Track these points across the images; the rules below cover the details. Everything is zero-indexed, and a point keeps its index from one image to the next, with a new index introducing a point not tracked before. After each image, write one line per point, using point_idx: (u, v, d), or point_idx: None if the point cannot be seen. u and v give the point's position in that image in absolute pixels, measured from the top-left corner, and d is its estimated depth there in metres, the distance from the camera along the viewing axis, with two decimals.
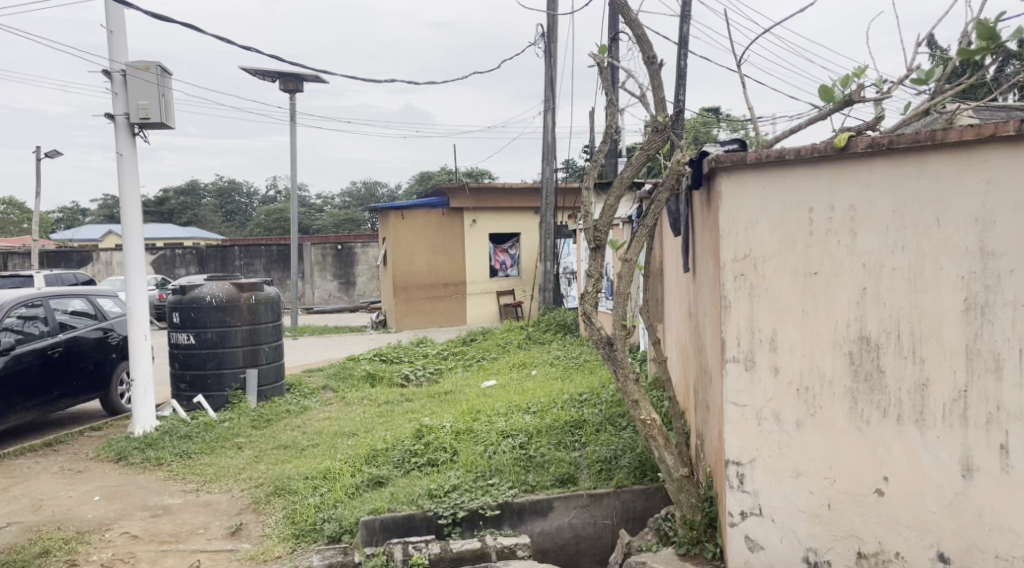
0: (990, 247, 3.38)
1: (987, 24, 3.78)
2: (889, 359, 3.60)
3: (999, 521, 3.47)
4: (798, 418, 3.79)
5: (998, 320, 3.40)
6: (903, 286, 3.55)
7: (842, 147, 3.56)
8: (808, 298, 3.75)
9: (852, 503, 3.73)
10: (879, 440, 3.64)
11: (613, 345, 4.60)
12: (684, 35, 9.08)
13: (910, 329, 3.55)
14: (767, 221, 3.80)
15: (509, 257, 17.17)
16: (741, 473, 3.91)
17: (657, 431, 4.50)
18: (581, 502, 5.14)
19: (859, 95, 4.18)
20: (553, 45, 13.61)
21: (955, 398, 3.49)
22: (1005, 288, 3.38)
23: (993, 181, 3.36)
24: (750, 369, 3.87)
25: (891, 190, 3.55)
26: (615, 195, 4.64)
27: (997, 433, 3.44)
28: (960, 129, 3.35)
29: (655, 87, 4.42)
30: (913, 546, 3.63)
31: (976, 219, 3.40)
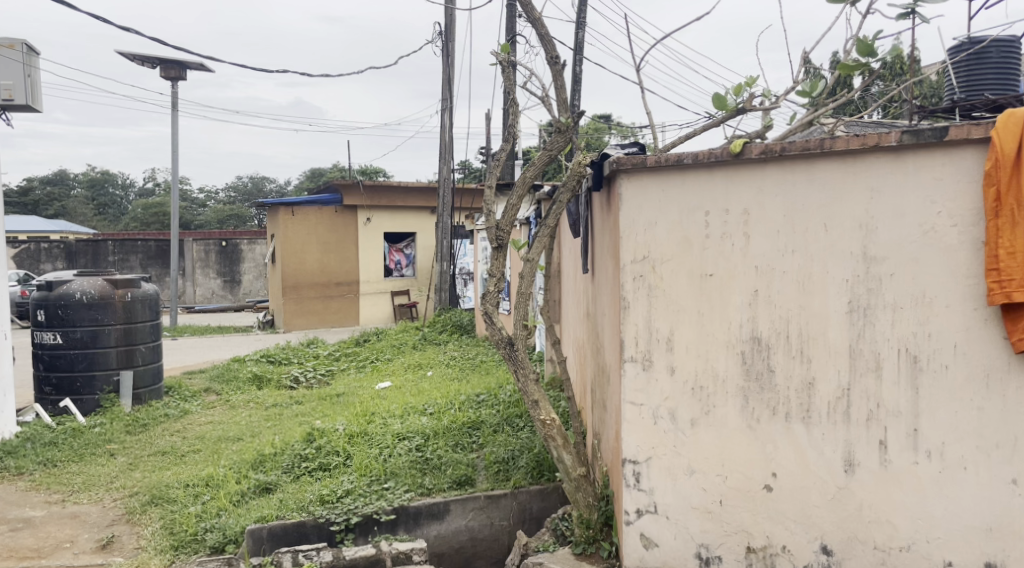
0: (873, 252, 3.55)
1: (866, 42, 4.02)
2: (778, 359, 3.74)
3: (877, 514, 3.62)
4: (692, 416, 3.89)
5: (879, 321, 3.56)
6: (792, 290, 3.70)
7: (738, 152, 3.69)
8: (703, 299, 3.85)
9: (743, 499, 3.85)
10: (768, 437, 3.78)
11: (514, 346, 4.57)
12: (580, 40, 9.21)
13: (798, 331, 3.70)
14: (665, 223, 3.89)
15: (404, 256, 16.87)
16: (637, 471, 3.98)
17: (556, 430, 4.51)
18: (477, 504, 5.09)
19: (751, 104, 4.37)
20: (450, 44, 13.51)
21: (839, 397, 3.65)
22: (885, 290, 3.54)
23: (875, 189, 3.53)
24: (647, 368, 3.95)
25: (783, 195, 3.70)
26: (516, 195, 4.61)
27: (877, 430, 3.59)
28: (847, 138, 3.50)
29: (557, 87, 4.43)
30: (799, 540, 3.76)
31: (860, 225, 3.56)
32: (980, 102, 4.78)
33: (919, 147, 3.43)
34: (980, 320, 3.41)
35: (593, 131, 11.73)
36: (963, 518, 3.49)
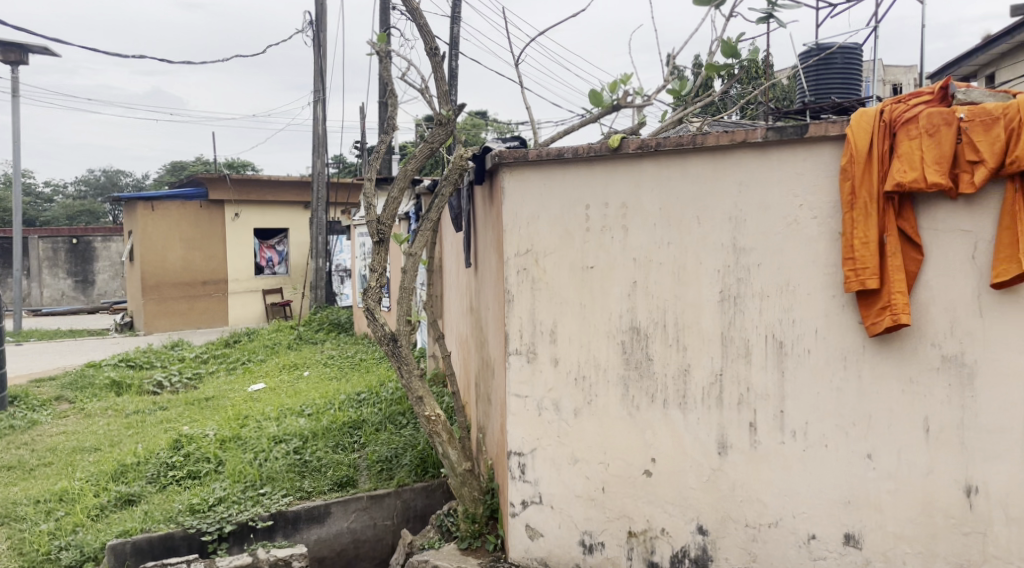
0: (741, 243, 3.72)
1: (730, 44, 4.28)
2: (656, 347, 3.89)
3: (748, 493, 3.74)
4: (575, 405, 4.03)
5: (748, 309, 3.73)
6: (668, 280, 3.85)
7: (615, 147, 3.82)
8: (585, 291, 4.00)
9: (623, 484, 3.97)
10: (647, 424, 3.91)
11: (398, 342, 4.48)
12: (455, 36, 9.19)
13: (674, 320, 3.85)
14: (547, 217, 4.04)
15: (276, 253, 16.22)
16: (522, 463, 4.10)
17: (441, 426, 4.47)
18: (360, 505, 4.96)
19: (625, 101, 4.57)
20: (321, 34, 13.11)
21: (712, 382, 3.80)
22: (753, 279, 3.71)
23: (743, 183, 3.70)
24: (531, 360, 4.08)
25: (658, 189, 3.85)
26: (398, 188, 4.52)
27: (747, 412, 3.73)
28: (717, 134, 3.66)
29: (436, 79, 4.38)
30: (677, 522, 3.88)
31: (730, 217, 3.73)
32: (828, 103, 5.20)
33: (783, 143, 3.59)
34: (839, 305, 3.55)
35: (468, 126, 11.72)
36: (823, 493, 3.60)
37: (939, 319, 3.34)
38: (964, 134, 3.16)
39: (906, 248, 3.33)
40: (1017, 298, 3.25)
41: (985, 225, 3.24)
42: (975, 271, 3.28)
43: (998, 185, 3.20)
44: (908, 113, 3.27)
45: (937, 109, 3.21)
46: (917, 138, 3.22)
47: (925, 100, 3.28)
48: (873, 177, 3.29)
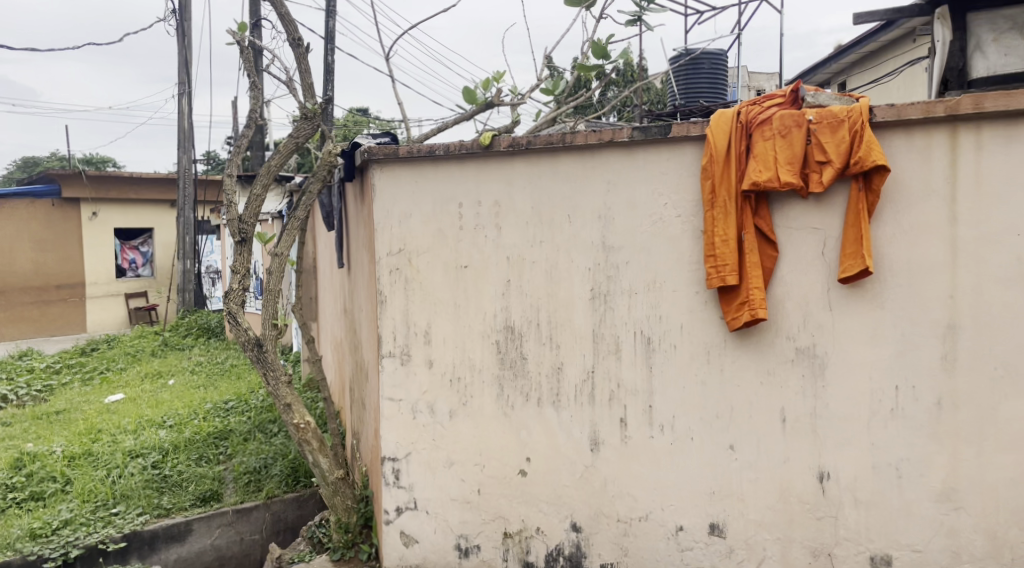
0: (610, 242, 3.76)
1: (600, 45, 4.35)
2: (530, 346, 3.88)
3: (620, 488, 3.78)
4: (450, 408, 3.97)
5: (618, 306, 3.77)
6: (541, 278, 3.86)
7: (487, 144, 3.79)
8: (459, 290, 3.95)
9: (499, 486, 3.93)
10: (521, 423, 3.90)
11: (263, 347, 4.25)
12: (330, 29, 8.90)
13: (547, 318, 3.86)
14: (419, 215, 3.97)
15: (140, 254, 15.29)
16: (396, 469, 4.01)
17: (311, 434, 4.27)
18: (225, 520, 4.68)
19: (499, 99, 4.57)
20: (185, 24, 12.38)
21: (584, 379, 3.82)
22: (622, 277, 3.75)
23: (611, 182, 3.74)
24: (405, 363, 4.00)
25: (529, 188, 3.85)
26: (261, 185, 4.29)
27: (618, 408, 3.78)
28: (585, 133, 3.69)
29: (301, 71, 4.18)
30: (551, 520, 3.88)
31: (599, 216, 3.77)
32: (695, 107, 5.58)
33: (647, 143, 3.66)
34: (702, 302, 3.64)
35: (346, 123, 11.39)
36: (690, 484, 3.67)
37: (793, 313, 3.48)
38: (813, 136, 3.31)
39: (763, 245, 3.48)
40: (862, 291, 3.38)
41: (832, 223, 3.40)
42: (824, 266, 3.44)
43: (844, 184, 3.35)
44: (762, 115, 3.39)
45: (789, 111, 3.34)
46: (771, 139, 3.36)
47: (777, 102, 3.42)
48: (732, 176, 3.42)
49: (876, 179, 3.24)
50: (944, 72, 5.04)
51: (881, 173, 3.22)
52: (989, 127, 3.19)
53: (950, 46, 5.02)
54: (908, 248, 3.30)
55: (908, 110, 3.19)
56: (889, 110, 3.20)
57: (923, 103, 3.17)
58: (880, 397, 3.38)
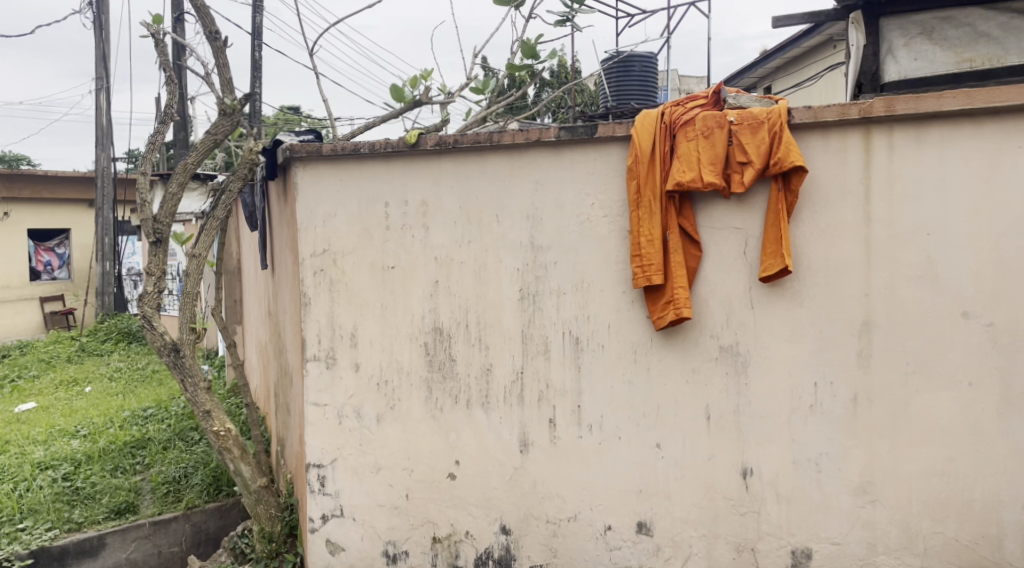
0: (539, 242, 3.74)
1: (529, 45, 4.34)
2: (459, 348, 3.83)
3: (549, 489, 3.76)
4: (377, 412, 3.88)
5: (546, 306, 3.75)
6: (469, 279, 3.82)
7: (413, 143, 3.73)
8: (386, 292, 3.87)
9: (428, 490, 3.87)
10: (450, 426, 3.84)
11: (180, 352, 4.07)
12: (257, 25, 8.66)
13: (475, 319, 3.82)
14: (344, 215, 3.87)
15: (56, 257, 14.55)
16: (322, 475, 3.90)
17: (232, 442, 4.11)
18: (141, 532, 4.46)
19: (427, 97, 4.50)
20: (104, 17, 11.87)
21: (513, 380, 3.79)
22: (550, 277, 3.74)
23: (539, 181, 3.73)
24: (330, 367, 3.90)
25: (457, 188, 3.80)
26: (178, 183, 4.11)
27: (547, 409, 3.76)
28: (512, 132, 3.66)
29: (219, 65, 4.03)
30: (480, 524, 3.84)
31: (527, 216, 3.75)
32: (626, 109, 5.59)
33: (574, 143, 3.65)
34: (629, 301, 3.66)
35: None
36: (618, 483, 3.68)
37: (717, 312, 3.53)
38: (734, 137, 3.36)
39: (687, 245, 3.52)
40: (782, 290, 3.45)
41: (753, 223, 3.46)
42: (746, 265, 3.49)
43: (764, 185, 3.41)
44: (686, 116, 3.44)
45: (711, 112, 3.39)
46: (694, 139, 3.40)
47: (700, 103, 3.47)
48: (656, 176, 3.45)
49: (795, 179, 3.31)
50: (857, 76, 5.20)
51: (799, 174, 3.29)
52: (900, 130, 3.28)
53: (862, 51, 5.18)
54: (826, 247, 3.38)
55: (824, 112, 3.27)
56: (806, 112, 3.28)
57: (838, 105, 3.25)
58: (800, 394, 3.46)
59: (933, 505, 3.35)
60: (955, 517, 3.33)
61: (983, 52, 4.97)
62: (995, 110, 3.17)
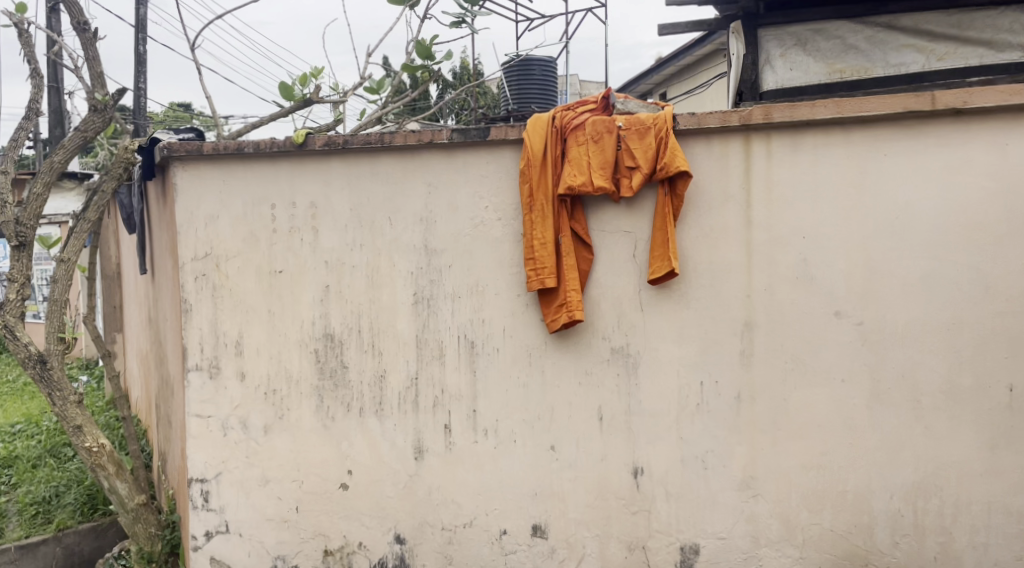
0: (432, 245, 3.68)
1: (424, 46, 4.26)
2: (351, 354, 3.73)
3: (443, 496, 3.72)
4: (264, 422, 3.73)
5: (440, 310, 3.70)
6: (361, 283, 3.72)
7: (300, 143, 3.60)
8: (273, 297, 3.73)
9: (319, 501, 3.75)
10: (343, 435, 3.73)
11: (47, 364, 3.77)
12: (141, 17, 8.21)
13: (368, 325, 3.72)
14: (228, 217, 3.71)
15: None
16: (205, 490, 3.73)
17: (106, 458, 3.85)
18: (6, 558, 4.12)
19: (318, 96, 4.36)
20: None
21: (408, 386, 3.72)
22: (444, 280, 3.69)
23: (432, 184, 3.67)
24: (214, 376, 3.73)
25: (347, 190, 3.70)
26: (43, 184, 3.83)
27: (442, 414, 3.71)
28: (404, 133, 3.59)
29: (89, 58, 3.77)
30: (374, 533, 3.74)
31: (421, 219, 3.69)
32: None
33: (467, 145, 3.62)
34: (523, 305, 3.65)
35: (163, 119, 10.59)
36: (512, 486, 3.68)
37: (608, 314, 3.58)
38: (623, 142, 3.42)
39: (579, 248, 3.55)
40: (670, 292, 3.53)
41: (642, 226, 3.53)
42: (636, 268, 3.55)
43: (652, 190, 3.49)
44: (576, 120, 3.49)
45: (601, 117, 3.45)
46: (584, 143, 3.45)
47: (590, 108, 3.53)
48: (548, 180, 3.47)
49: (680, 184, 3.39)
50: (738, 85, 5.12)
51: (684, 179, 3.38)
52: (778, 138, 3.42)
53: (743, 60, 5.10)
54: (711, 250, 3.49)
55: (708, 119, 3.37)
56: (690, 119, 3.38)
57: (721, 112, 3.35)
58: (688, 393, 3.55)
59: (811, 497, 3.47)
60: (830, 508, 3.46)
61: (853, 63, 4.96)
62: (864, 120, 3.32)
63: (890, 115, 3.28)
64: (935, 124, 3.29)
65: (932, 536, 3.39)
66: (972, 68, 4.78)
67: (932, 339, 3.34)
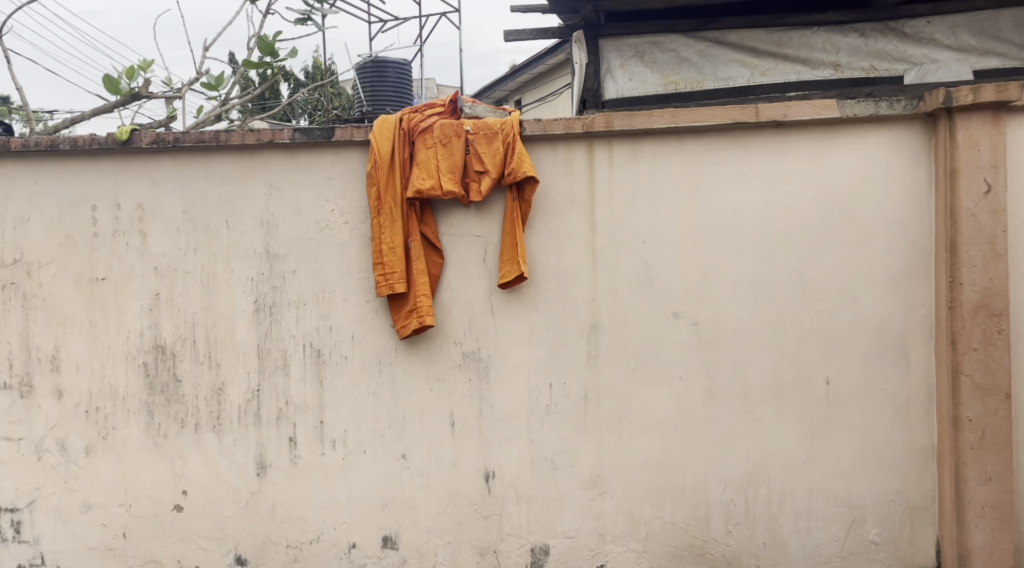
0: (274, 249, 3.52)
1: (266, 41, 4.06)
2: (185, 366, 3.51)
3: (288, 512, 3.56)
4: (86, 443, 3.50)
5: (284, 318, 3.53)
6: (196, 291, 3.51)
7: (124, 140, 3.41)
8: (96, 307, 3.49)
9: (149, 525, 3.52)
10: (176, 453, 3.52)
11: None
12: None
13: (204, 334, 3.52)
14: (42, 221, 3.47)
15: None
16: (18, 521, 3.51)
17: None
18: None
19: (148, 91, 4.06)
20: None
21: (248, 399, 3.53)
22: (288, 287, 3.53)
23: (273, 185, 3.51)
24: (27, 396, 3.49)
25: (179, 191, 3.50)
26: None
27: (286, 427, 3.55)
28: (241, 132, 3.43)
29: None
30: (212, 556, 3.53)
31: (261, 222, 3.51)
32: None
33: (311, 145, 3.49)
34: (372, 311, 3.54)
35: None
36: (362, 498, 3.57)
37: (459, 318, 3.56)
38: (471, 146, 3.42)
39: (429, 252, 3.52)
40: (519, 296, 3.56)
41: (492, 230, 3.53)
42: (486, 273, 3.55)
43: (501, 194, 3.51)
44: (424, 123, 3.44)
45: (448, 121, 3.43)
46: (432, 147, 3.41)
47: (437, 111, 3.50)
48: (396, 183, 3.41)
49: (528, 189, 3.45)
50: (582, 92, 5.24)
51: (531, 183, 3.43)
52: (618, 145, 3.55)
53: (585, 69, 5.20)
54: (558, 254, 3.56)
55: (552, 126, 3.46)
56: (535, 125, 3.45)
57: (564, 119, 3.45)
58: (538, 395, 3.59)
59: (653, 491, 3.61)
60: (670, 502, 3.60)
61: (687, 75, 5.05)
62: (696, 129, 3.51)
63: (719, 126, 3.49)
64: (759, 135, 3.51)
65: (761, 523, 3.59)
66: (791, 84, 4.94)
67: (760, 336, 3.55)
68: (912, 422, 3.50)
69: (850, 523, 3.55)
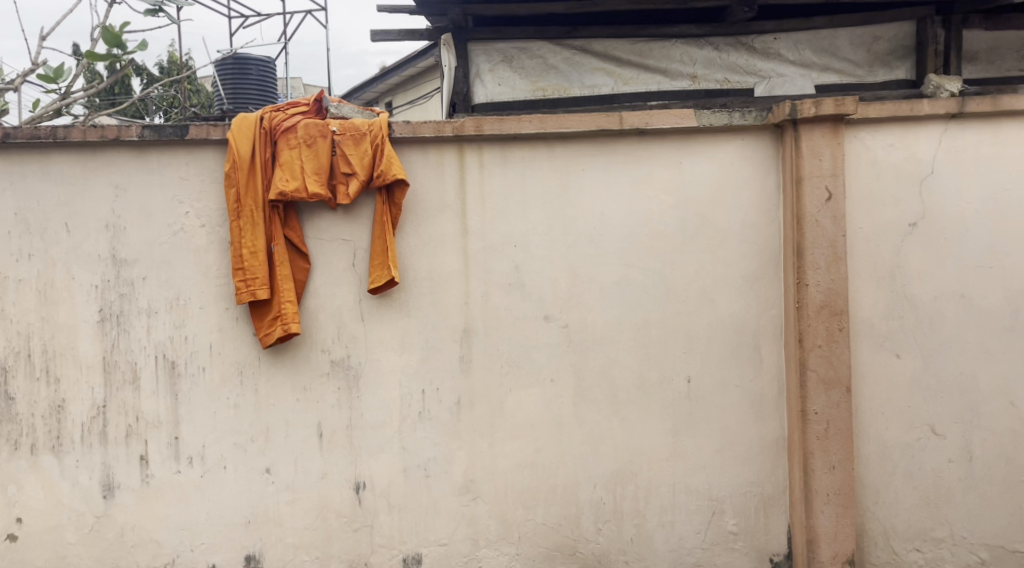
0: (121, 254, 3.28)
1: (112, 32, 3.79)
2: (19, 383, 3.26)
3: (139, 536, 3.34)
4: None
5: (133, 328, 3.31)
6: (31, 300, 3.25)
7: None
8: None
9: None
10: (10, 478, 3.27)
11: None
12: None
13: (41, 347, 3.26)
14: None
15: None
16: None
17: None
18: None
19: None
20: None
21: (93, 415, 3.29)
22: (137, 295, 3.30)
23: (119, 186, 3.28)
24: None
25: (11, 191, 3.23)
26: None
27: (137, 445, 3.33)
28: (83, 128, 3.18)
29: None
30: None
31: (106, 225, 3.28)
32: None
33: (162, 143, 3.28)
34: (232, 319, 3.36)
35: None
36: (222, 516, 3.39)
37: (326, 326, 3.45)
38: (337, 147, 3.32)
39: (294, 257, 3.39)
40: (389, 301, 3.49)
41: (361, 234, 3.44)
42: (355, 278, 3.45)
43: (370, 197, 3.43)
44: (287, 123, 3.30)
45: (313, 120, 3.31)
46: (296, 147, 3.28)
47: (301, 110, 3.37)
48: (257, 184, 3.25)
49: (398, 192, 3.37)
50: (451, 96, 5.19)
51: (401, 186, 3.37)
52: (488, 150, 3.55)
53: (454, 72, 5.16)
54: (428, 258, 3.52)
55: (422, 128, 3.41)
56: (405, 127, 3.38)
57: (434, 121, 3.40)
58: (409, 402, 3.53)
59: (525, 494, 3.62)
60: (542, 504, 3.64)
61: (553, 82, 5.15)
62: (564, 135, 3.57)
63: (586, 132, 3.56)
64: (623, 142, 3.61)
65: (629, 519, 3.69)
66: (652, 93, 5.15)
67: (626, 338, 3.64)
68: (765, 416, 3.70)
69: (711, 514, 3.71)
